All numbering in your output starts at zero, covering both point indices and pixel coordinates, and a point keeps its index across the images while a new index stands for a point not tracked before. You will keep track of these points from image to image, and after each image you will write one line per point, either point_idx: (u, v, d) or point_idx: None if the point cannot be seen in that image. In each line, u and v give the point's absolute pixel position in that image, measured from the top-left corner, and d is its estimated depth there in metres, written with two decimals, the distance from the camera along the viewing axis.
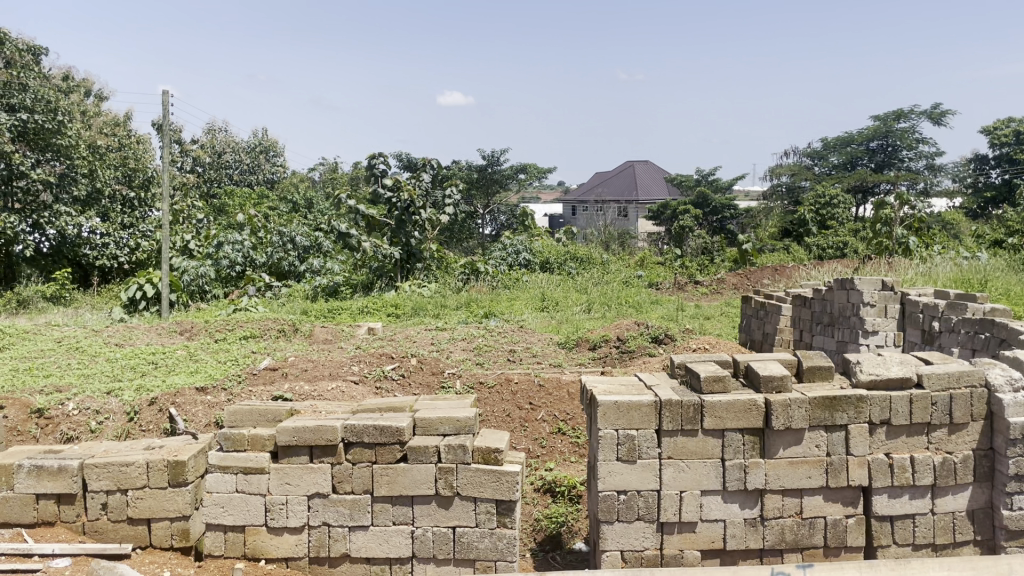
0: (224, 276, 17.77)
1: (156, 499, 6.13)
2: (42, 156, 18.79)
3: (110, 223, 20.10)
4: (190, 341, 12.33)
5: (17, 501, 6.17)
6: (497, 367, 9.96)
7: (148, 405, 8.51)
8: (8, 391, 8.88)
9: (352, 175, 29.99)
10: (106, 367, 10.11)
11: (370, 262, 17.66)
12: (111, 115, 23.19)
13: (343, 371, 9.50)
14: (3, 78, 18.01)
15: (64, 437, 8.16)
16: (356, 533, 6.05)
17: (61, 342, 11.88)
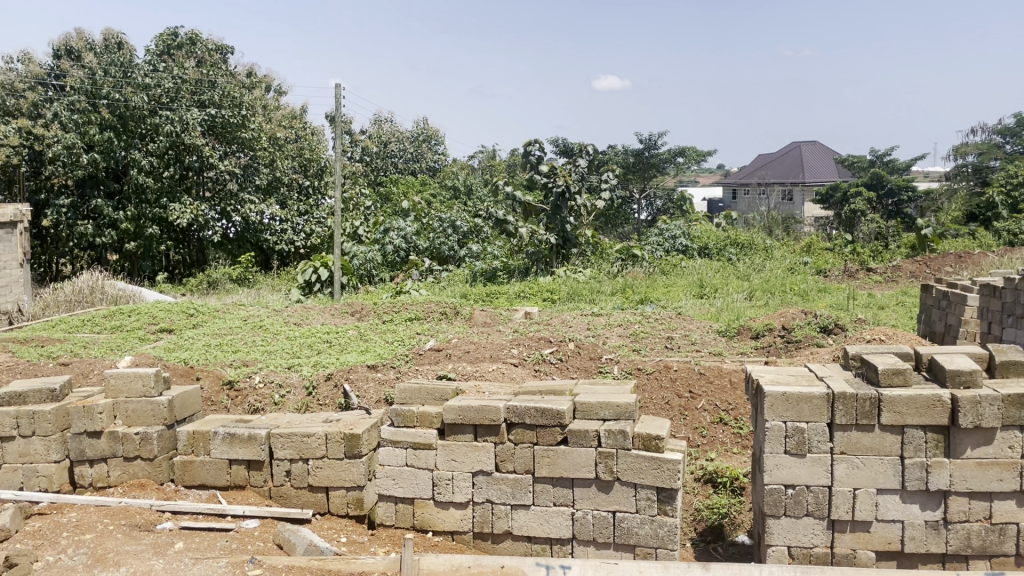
0: (390, 260, 18.56)
1: (333, 469, 6.54)
2: (229, 148, 20.46)
3: (289, 210, 21.34)
4: (360, 321, 13.04)
5: (213, 465, 6.75)
6: (655, 354, 9.85)
7: (324, 379, 9.07)
8: (203, 364, 9.73)
9: (509, 162, 30.47)
10: (287, 345, 10.85)
11: (527, 247, 17.78)
12: (289, 108, 24.64)
13: (503, 353, 9.70)
14: (195, 76, 19.63)
15: (251, 408, 8.85)
16: (518, 512, 6.19)
17: (246, 320, 12.88)
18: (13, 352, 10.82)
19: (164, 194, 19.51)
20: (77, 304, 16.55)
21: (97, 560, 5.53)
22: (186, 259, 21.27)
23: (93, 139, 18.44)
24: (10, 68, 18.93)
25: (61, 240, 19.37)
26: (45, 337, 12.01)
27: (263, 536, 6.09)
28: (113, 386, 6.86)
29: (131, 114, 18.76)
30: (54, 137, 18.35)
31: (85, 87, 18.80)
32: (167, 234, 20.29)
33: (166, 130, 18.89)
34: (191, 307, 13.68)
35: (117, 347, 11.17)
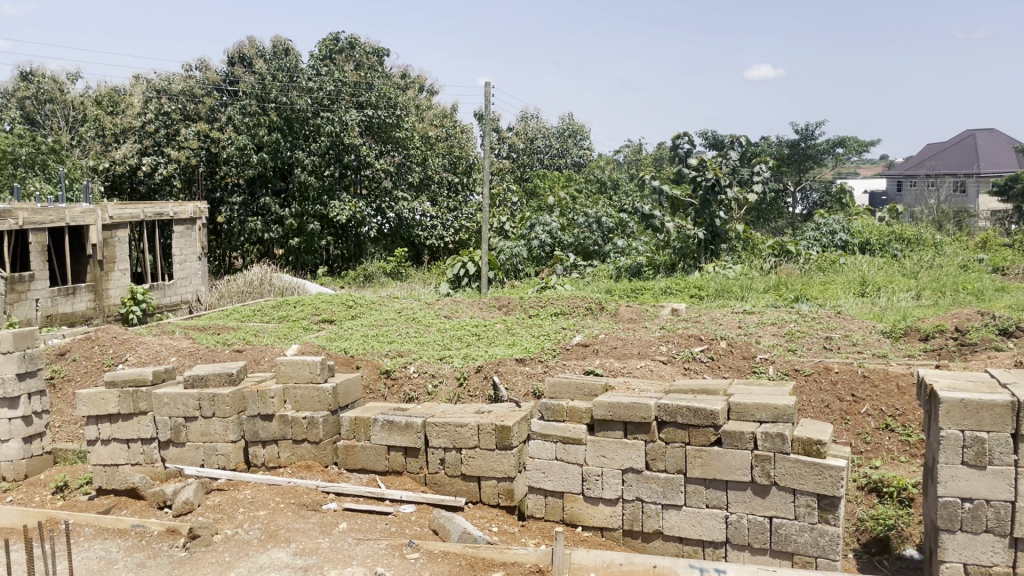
0: (535, 256, 18.77)
1: (485, 459, 6.67)
2: (384, 148, 21.28)
3: (439, 206, 22.03)
4: (507, 315, 13.24)
5: (372, 450, 7.06)
6: (812, 355, 9.42)
7: (475, 371, 9.27)
8: (361, 354, 10.19)
9: (657, 156, 30.00)
10: (438, 337, 11.18)
11: (675, 243, 17.43)
12: (440, 106, 25.35)
13: (652, 350, 9.57)
14: (355, 78, 20.54)
15: (406, 396, 9.19)
16: (669, 512, 6.09)
17: (400, 312, 13.38)
18: (194, 338, 11.76)
19: (325, 192, 20.54)
20: (248, 295, 17.77)
21: (270, 535, 5.92)
22: (345, 254, 22.25)
23: (262, 141, 19.68)
24: (190, 75, 20.46)
25: (233, 235, 20.81)
26: (221, 325, 12.97)
27: (419, 521, 6.31)
28: (283, 372, 7.29)
29: (296, 116, 19.92)
30: (228, 139, 19.74)
31: (255, 91, 19.93)
32: (328, 230, 21.37)
33: (327, 131, 19.95)
34: (349, 299, 14.38)
35: (284, 336, 11.90)
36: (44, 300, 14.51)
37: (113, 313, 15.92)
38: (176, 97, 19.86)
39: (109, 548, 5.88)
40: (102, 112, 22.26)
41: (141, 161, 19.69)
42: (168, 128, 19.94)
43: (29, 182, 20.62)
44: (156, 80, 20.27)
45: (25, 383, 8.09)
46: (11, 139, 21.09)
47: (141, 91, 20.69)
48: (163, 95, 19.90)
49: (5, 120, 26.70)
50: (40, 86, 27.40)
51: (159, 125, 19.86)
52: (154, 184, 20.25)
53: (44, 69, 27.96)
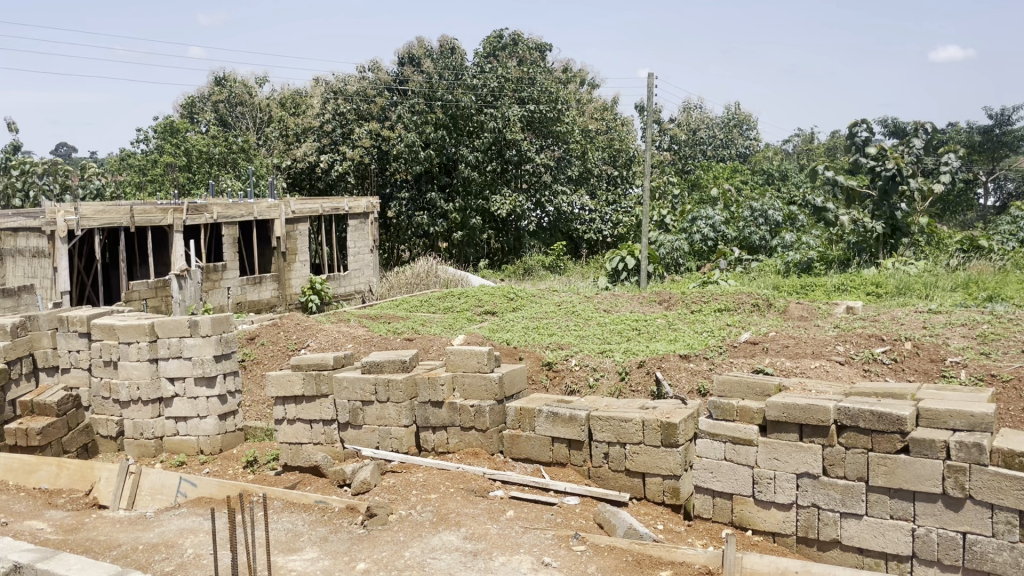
0: (697, 250, 18.29)
1: (650, 456, 6.57)
2: (545, 142, 21.47)
3: (598, 200, 22.00)
4: (669, 310, 13.02)
5: (536, 441, 7.14)
6: (1010, 359, 8.62)
7: (637, 366, 9.19)
8: (524, 345, 10.34)
9: (830, 145, 28.49)
10: (599, 331, 11.15)
11: (849, 237, 16.50)
12: (601, 99, 25.28)
13: (826, 350, 9.11)
14: (517, 74, 20.85)
15: (568, 389, 9.23)
16: (849, 521, 5.77)
17: (561, 305, 13.47)
18: (367, 327, 12.37)
19: (487, 186, 21.02)
20: (415, 287, 18.50)
21: (441, 518, 6.13)
22: (504, 248, 22.69)
23: (429, 138, 20.45)
24: (363, 77, 21.48)
25: (402, 229, 21.75)
26: (391, 315, 13.58)
27: (583, 514, 6.33)
28: (453, 361, 7.52)
29: (461, 113, 20.50)
30: (397, 137, 20.61)
31: (423, 90, 20.67)
32: (489, 224, 21.86)
33: (490, 128, 20.42)
34: (511, 291, 14.64)
35: (449, 326, 12.28)
36: (235, 289, 15.73)
37: (293, 302, 17.08)
38: (351, 98, 20.89)
39: (295, 521, 6.29)
40: (285, 113, 23.86)
41: (319, 159, 20.92)
42: (343, 128, 21.09)
43: (222, 180, 22.44)
44: (334, 83, 21.51)
45: (222, 364, 8.81)
46: (207, 140, 23.02)
47: (320, 93, 22.01)
48: (340, 95, 21.11)
49: (203, 123, 29.19)
50: (231, 90, 29.72)
51: (336, 125, 21.09)
52: (330, 181, 21.45)
53: (236, 75, 30.36)
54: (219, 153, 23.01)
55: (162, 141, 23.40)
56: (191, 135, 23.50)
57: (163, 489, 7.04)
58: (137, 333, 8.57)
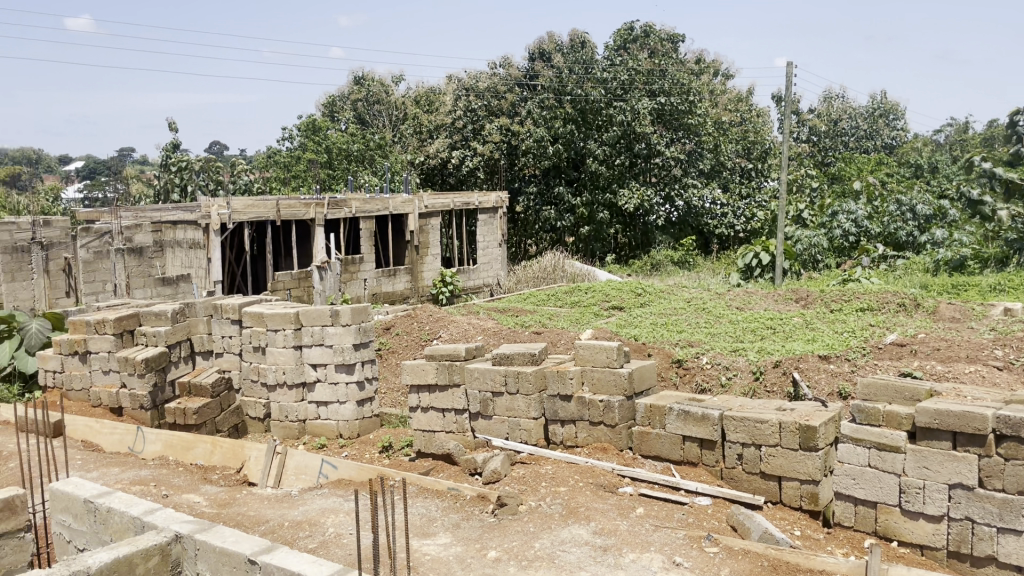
0: (837, 247, 17.51)
1: (787, 459, 6.35)
2: (675, 135, 20.94)
3: (730, 194, 21.45)
4: (806, 309, 12.53)
5: (667, 439, 7.04)
6: None
7: (773, 366, 8.90)
8: (654, 341, 10.22)
9: (987, 135, 26.58)
10: (731, 329, 10.85)
11: (1008, 233, 15.37)
12: (736, 90, 24.58)
13: (982, 354, 8.52)
14: (647, 66, 20.48)
15: (699, 387, 9.03)
16: (1007, 536, 5.42)
17: (691, 302, 13.21)
18: (497, 319, 12.56)
19: (615, 180, 20.83)
20: (543, 281, 18.64)
21: (571, 511, 6.16)
22: (632, 242, 22.29)
23: (557, 132, 20.56)
24: (495, 73, 21.80)
25: (530, 224, 21.93)
26: (520, 308, 13.73)
27: (715, 515, 6.20)
28: (581, 355, 7.47)
29: (590, 107, 20.43)
30: (527, 132, 20.79)
31: (552, 85, 20.90)
32: (617, 218, 21.67)
33: (619, 121, 20.20)
34: (640, 286, 14.49)
35: (577, 321, 12.28)
36: (371, 280, 16.32)
37: (425, 294, 17.57)
38: (482, 94, 21.28)
39: (430, 506, 6.48)
40: (420, 111, 24.54)
41: (451, 155, 21.37)
42: (474, 124, 21.48)
43: (360, 175, 23.36)
44: (466, 80, 21.88)
45: (360, 352, 9.19)
46: (346, 138, 24.02)
47: (453, 90, 22.49)
48: (472, 92, 21.50)
49: (342, 120, 30.44)
50: (369, 89, 30.87)
51: (467, 122, 21.53)
52: (461, 176, 21.77)
53: (374, 74, 31.50)
54: (357, 150, 23.99)
55: (306, 139, 24.60)
56: (331, 132, 24.59)
57: (307, 469, 7.43)
58: (283, 321, 9.05)
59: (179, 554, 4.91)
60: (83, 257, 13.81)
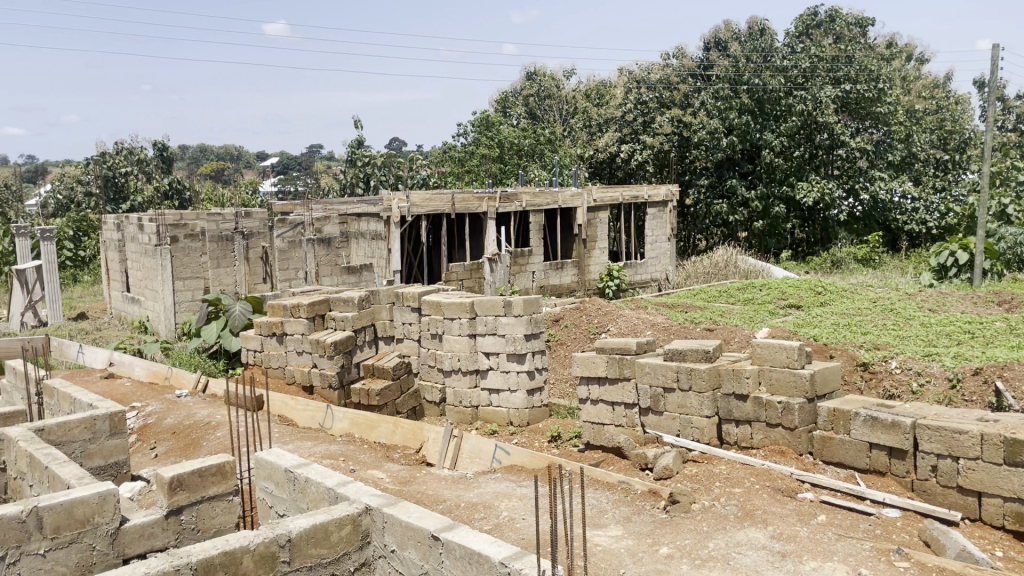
0: None
1: (989, 474, 5.89)
2: (862, 124, 20.16)
3: (923, 187, 20.33)
4: (1010, 313, 11.49)
5: (851, 445, 6.71)
6: None
7: (972, 374, 8.25)
8: (835, 343, 9.72)
9: None
10: (923, 332, 10.13)
11: None
12: (931, 76, 22.90)
13: None
14: (833, 53, 19.80)
15: (886, 393, 8.51)
16: None
17: (877, 302, 12.45)
18: (667, 315, 12.42)
19: (793, 172, 19.97)
20: (713, 277, 18.17)
21: (747, 514, 6.01)
22: (810, 238, 21.26)
23: (733, 123, 19.71)
24: (668, 63, 21.46)
25: (700, 218, 21.26)
26: (689, 304, 13.48)
27: (906, 529, 5.83)
28: (759, 354, 7.28)
29: (768, 97, 19.67)
30: (700, 124, 20.26)
31: (729, 75, 20.00)
32: (794, 212, 20.78)
33: (799, 110, 19.35)
34: (819, 284, 13.84)
35: (751, 318, 11.90)
36: (539, 273, 16.55)
37: (592, 287, 17.63)
38: (654, 86, 20.84)
39: (601, 498, 6.52)
40: (590, 105, 24.61)
41: (620, 149, 21.25)
42: (644, 117, 21.17)
43: (530, 170, 23.73)
44: (637, 72, 21.60)
45: (531, 342, 9.37)
46: (518, 132, 24.46)
47: (624, 82, 22.03)
48: (643, 84, 21.06)
49: (514, 114, 31.02)
50: (541, 84, 31.37)
51: (637, 115, 21.21)
52: (630, 169, 21.61)
53: (546, 70, 31.92)
54: (528, 144, 24.37)
55: (479, 134, 25.35)
56: (503, 128, 25.17)
57: (481, 453, 7.70)
58: (459, 310, 9.39)
59: (369, 525, 5.23)
60: (279, 246, 15.03)
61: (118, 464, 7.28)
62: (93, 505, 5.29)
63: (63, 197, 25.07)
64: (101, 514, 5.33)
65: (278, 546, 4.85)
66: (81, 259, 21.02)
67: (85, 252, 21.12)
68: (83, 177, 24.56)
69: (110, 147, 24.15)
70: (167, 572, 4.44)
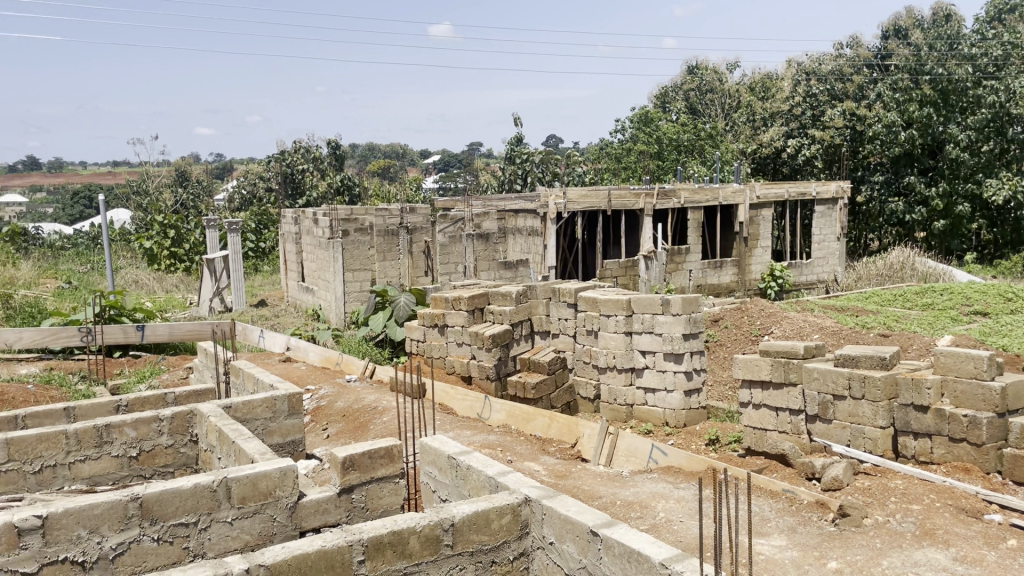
0: None
1: None
2: None
3: None
4: None
5: None
6: None
7: None
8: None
9: None
10: None
11: None
12: None
13: None
14: None
15: None
16: None
17: None
18: (835, 318, 11.84)
19: (980, 169, 18.50)
20: (888, 279, 17.55)
21: (926, 532, 5.65)
22: (1000, 240, 19.55)
23: (912, 116, 18.45)
24: (840, 54, 20.45)
25: (873, 216, 19.91)
26: (860, 307, 12.75)
27: None
28: (943, 363, 6.85)
29: (952, 88, 18.40)
30: (875, 116, 19.17)
31: (910, 64, 19.05)
32: (979, 212, 19.28)
33: (990, 102, 18.01)
34: (1009, 290, 12.75)
35: (929, 325, 11.11)
36: (697, 271, 16.19)
37: (754, 287, 17.05)
38: (825, 78, 20.17)
39: (764, 505, 6.30)
40: (756, 99, 23.95)
41: (787, 143, 20.40)
42: (814, 110, 20.32)
43: (690, 165, 23.28)
44: (807, 63, 20.91)
45: (690, 342, 9.18)
46: (677, 128, 24.02)
47: (792, 75, 21.45)
48: (812, 76, 20.49)
49: (673, 109, 30.62)
50: (703, 79, 30.86)
51: (806, 108, 20.36)
52: (797, 165, 20.61)
53: (708, 63, 31.53)
54: (688, 139, 23.86)
55: (637, 130, 25.20)
56: (663, 123, 24.87)
57: (637, 452, 7.65)
58: (615, 307, 9.33)
59: (528, 516, 5.30)
60: (441, 241, 15.48)
61: (294, 443, 7.77)
62: (274, 479, 5.68)
63: (247, 193, 27.08)
64: (282, 488, 5.71)
65: (442, 529, 5.02)
66: (262, 250, 22.62)
67: (265, 243, 22.72)
68: (265, 174, 26.45)
69: (289, 145, 25.88)
70: (341, 547, 4.70)
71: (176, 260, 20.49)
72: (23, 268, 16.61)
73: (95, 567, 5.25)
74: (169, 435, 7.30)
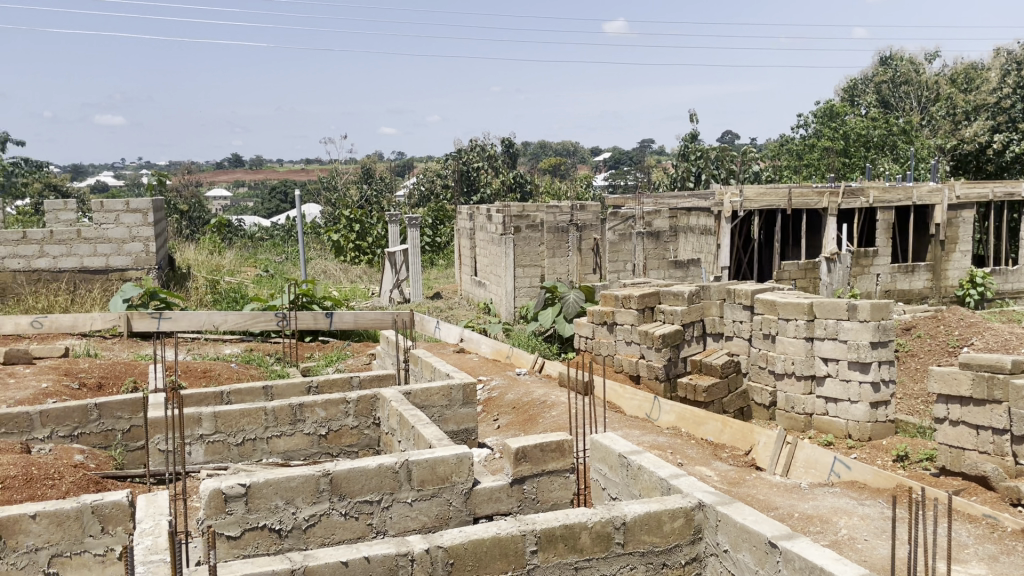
0: None
1: None
2: None
3: None
4: None
5: None
6: None
7: None
8: None
9: None
10: None
11: None
12: None
13: None
14: None
15: None
16: None
17: None
18: None
19: None
20: None
21: None
22: None
23: None
24: None
25: None
26: None
27: None
28: None
29: None
30: None
31: None
32: None
33: None
34: None
35: None
36: (885, 275, 15.18)
37: (950, 295, 15.81)
38: None
39: (961, 529, 5.82)
40: (957, 91, 22.15)
41: (992, 138, 18.75)
42: None
43: (880, 163, 21.92)
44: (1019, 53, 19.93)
45: (878, 351, 8.64)
46: (867, 123, 22.69)
47: (1002, 65, 20.29)
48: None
49: (862, 103, 28.94)
50: (897, 70, 28.96)
51: (1016, 100, 18.66)
52: (1004, 163, 18.94)
53: (902, 55, 29.77)
54: (878, 135, 22.52)
55: (821, 126, 24.05)
56: (850, 118, 23.57)
57: (816, 463, 7.31)
58: (795, 312, 8.95)
59: (701, 521, 5.18)
60: (610, 239, 15.42)
61: (468, 431, 8.02)
62: (451, 465, 5.89)
63: (426, 190, 28.23)
64: (458, 474, 5.91)
65: (614, 527, 5.01)
66: (438, 245, 23.51)
67: (441, 239, 23.57)
68: (443, 171, 27.47)
69: (466, 143, 26.74)
70: (515, 535, 4.81)
71: (360, 253, 21.72)
72: (228, 256, 18.20)
73: (290, 535, 5.65)
74: (354, 417, 7.74)
